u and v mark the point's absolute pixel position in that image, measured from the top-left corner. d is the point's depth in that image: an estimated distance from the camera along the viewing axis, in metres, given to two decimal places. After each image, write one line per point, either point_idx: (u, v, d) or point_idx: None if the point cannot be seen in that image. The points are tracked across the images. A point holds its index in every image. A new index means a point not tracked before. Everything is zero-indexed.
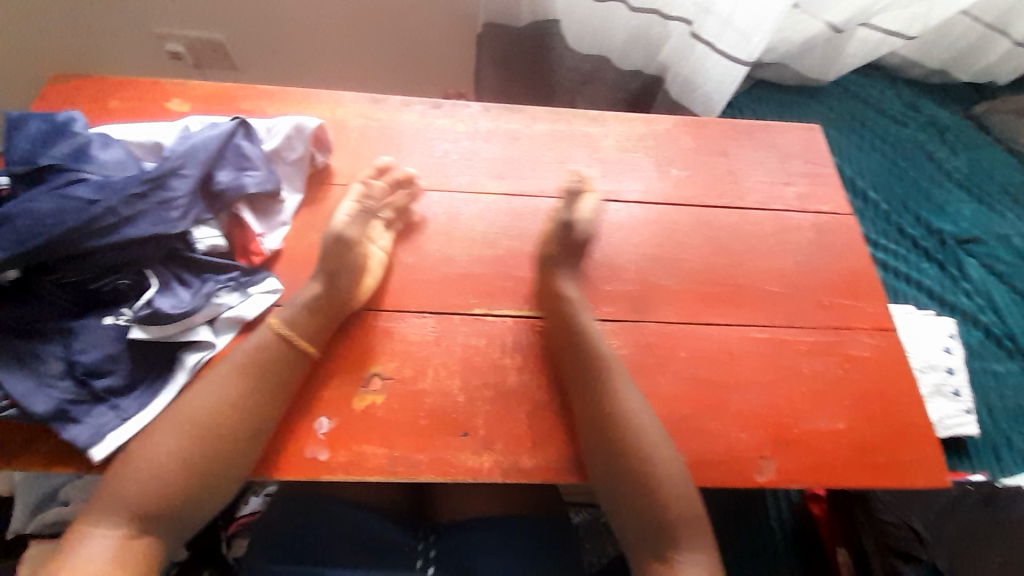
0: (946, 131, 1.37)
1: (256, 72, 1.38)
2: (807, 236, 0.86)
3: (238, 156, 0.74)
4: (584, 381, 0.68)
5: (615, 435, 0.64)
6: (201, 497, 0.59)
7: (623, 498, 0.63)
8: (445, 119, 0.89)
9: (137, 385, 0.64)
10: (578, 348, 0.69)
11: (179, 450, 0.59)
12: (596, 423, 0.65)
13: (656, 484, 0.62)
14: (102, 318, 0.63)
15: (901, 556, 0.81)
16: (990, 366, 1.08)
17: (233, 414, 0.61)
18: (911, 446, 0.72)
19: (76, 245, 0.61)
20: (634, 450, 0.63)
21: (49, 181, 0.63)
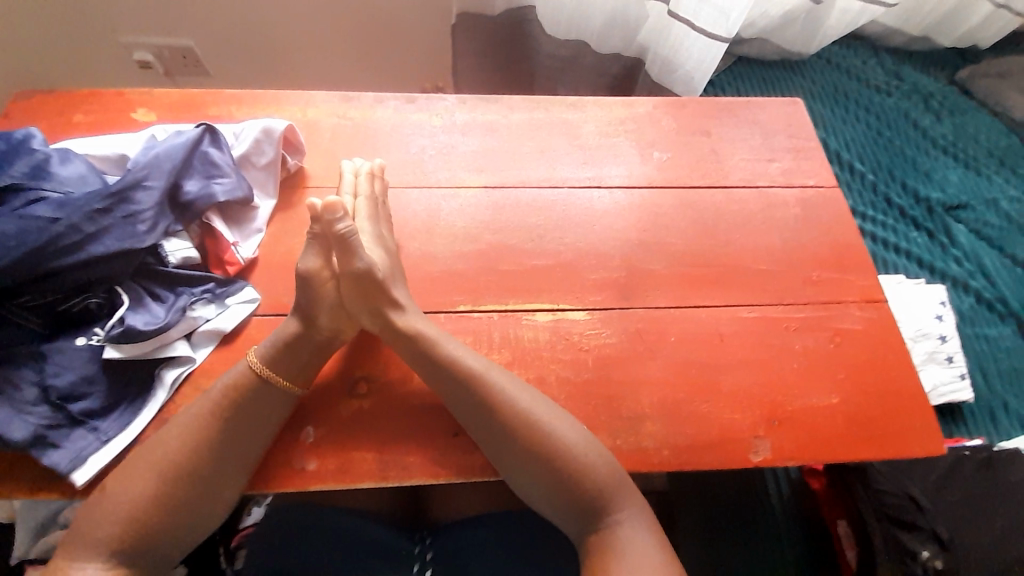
0: (929, 98, 1.36)
1: (230, 77, 1.36)
2: (793, 212, 0.85)
3: (206, 163, 0.72)
4: (476, 399, 0.64)
5: (524, 455, 0.62)
6: (180, 528, 0.59)
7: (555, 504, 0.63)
8: (420, 113, 0.87)
9: (116, 405, 0.63)
10: (446, 374, 0.65)
11: (153, 485, 0.58)
12: (500, 441, 0.63)
13: (589, 486, 0.62)
14: (74, 339, 0.62)
15: (899, 525, 0.81)
16: (982, 331, 1.08)
17: (208, 445, 0.60)
18: (905, 416, 0.72)
19: (40, 266, 0.59)
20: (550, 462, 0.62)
21: (7, 203, 0.61)
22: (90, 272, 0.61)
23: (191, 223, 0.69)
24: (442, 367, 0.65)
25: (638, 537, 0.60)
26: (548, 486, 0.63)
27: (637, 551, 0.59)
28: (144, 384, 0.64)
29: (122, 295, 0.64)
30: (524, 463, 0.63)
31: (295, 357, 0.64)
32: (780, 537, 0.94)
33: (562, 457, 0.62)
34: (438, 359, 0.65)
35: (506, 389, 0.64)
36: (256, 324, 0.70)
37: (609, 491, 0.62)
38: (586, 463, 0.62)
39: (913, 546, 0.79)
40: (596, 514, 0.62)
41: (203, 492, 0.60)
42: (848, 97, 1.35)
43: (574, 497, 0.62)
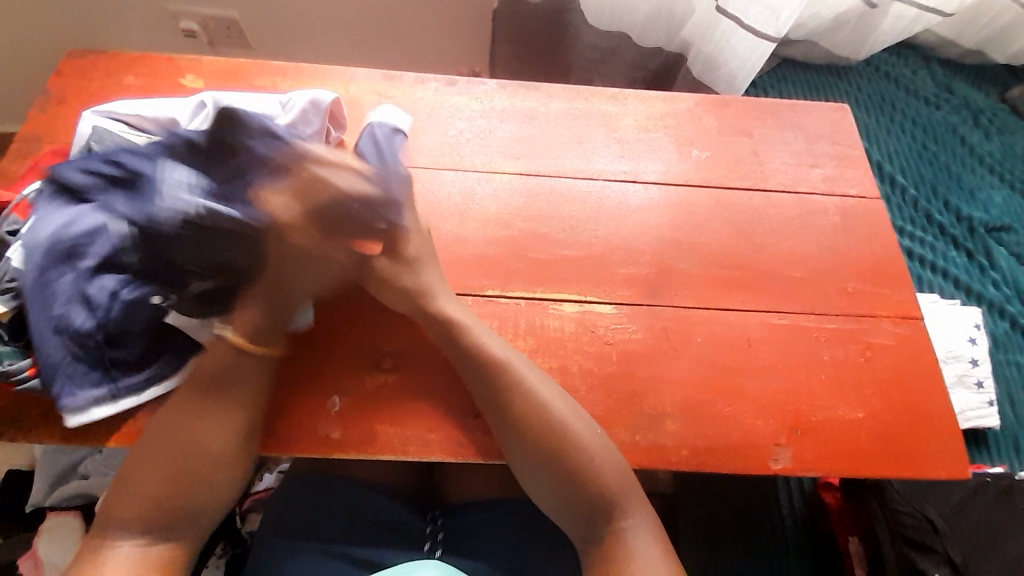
0: (979, 114, 1.31)
1: (269, 49, 1.36)
2: (832, 221, 0.83)
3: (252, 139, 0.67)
4: (494, 385, 0.64)
5: (534, 443, 0.63)
6: (199, 500, 0.59)
7: (562, 498, 0.62)
8: (460, 96, 0.87)
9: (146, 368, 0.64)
10: (467, 355, 0.65)
11: (180, 459, 0.58)
12: (518, 426, 0.63)
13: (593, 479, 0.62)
14: (150, 298, 0.63)
15: (914, 546, 0.80)
16: (1014, 358, 1.05)
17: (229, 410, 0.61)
18: (931, 435, 0.70)
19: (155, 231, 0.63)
20: (559, 454, 0.62)
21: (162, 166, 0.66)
22: (165, 257, 0.64)
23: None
24: (468, 346, 0.66)
25: (645, 542, 0.60)
26: (559, 478, 0.62)
27: (643, 556, 0.58)
28: (179, 346, 0.65)
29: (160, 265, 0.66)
30: (539, 450, 0.63)
31: (268, 328, 0.64)
32: (784, 545, 0.93)
33: (580, 451, 0.62)
34: (471, 339, 0.66)
35: (529, 376, 0.65)
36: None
37: (617, 491, 0.62)
38: (603, 459, 0.63)
39: (926, 567, 0.78)
40: (604, 512, 0.61)
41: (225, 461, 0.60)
42: (895, 106, 1.31)
43: (583, 491, 0.62)
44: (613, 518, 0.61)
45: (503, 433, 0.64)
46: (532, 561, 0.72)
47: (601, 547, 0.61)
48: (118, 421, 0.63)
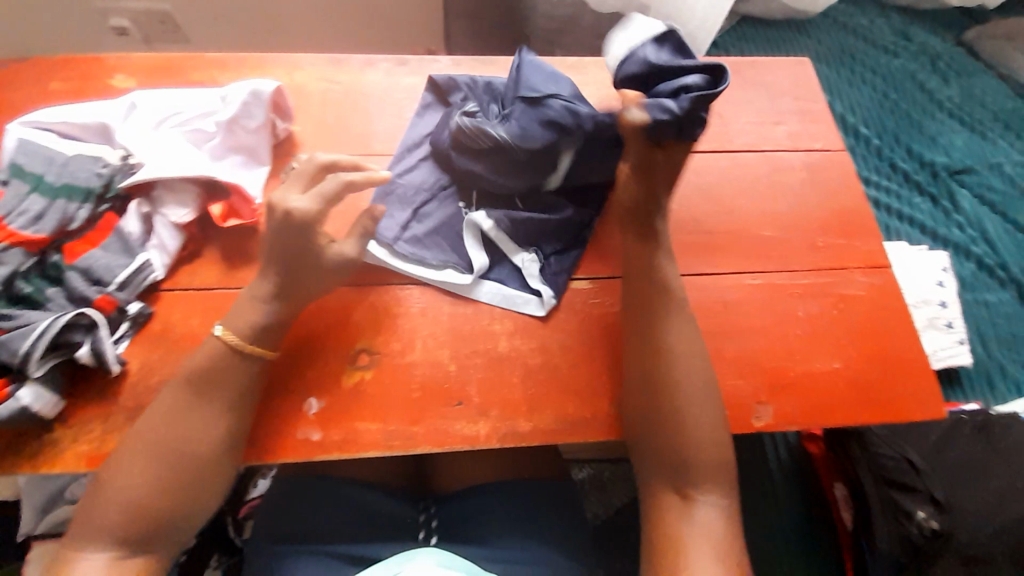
0: (936, 59, 1.32)
1: (212, 42, 1.29)
2: (799, 176, 0.83)
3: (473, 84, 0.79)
4: (652, 318, 0.66)
5: (666, 378, 0.63)
6: (175, 513, 0.56)
7: (653, 442, 0.63)
8: (413, 76, 0.84)
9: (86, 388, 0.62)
10: (652, 291, 0.67)
11: (148, 471, 0.56)
12: (633, 375, 0.65)
13: (689, 436, 0.61)
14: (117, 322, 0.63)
15: (896, 487, 0.83)
16: (982, 296, 1.08)
17: (203, 420, 0.58)
18: (906, 378, 0.72)
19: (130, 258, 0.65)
20: (676, 398, 0.62)
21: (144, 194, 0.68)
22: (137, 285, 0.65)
23: (159, 205, 0.67)
24: (655, 292, 0.67)
25: (709, 517, 0.59)
26: (655, 433, 0.62)
27: (706, 529, 0.58)
28: (144, 364, 0.64)
29: (118, 281, 0.63)
30: (645, 402, 0.63)
31: (272, 329, 0.62)
32: (774, 494, 0.96)
33: (680, 414, 0.62)
34: (648, 286, 0.67)
35: (674, 326, 0.65)
36: (203, 296, 0.67)
37: (706, 463, 0.61)
38: (706, 424, 0.62)
39: (909, 505, 0.81)
40: (681, 476, 0.61)
41: (203, 474, 0.58)
42: (855, 57, 1.31)
43: (672, 451, 0.61)
44: (688, 489, 0.60)
45: (637, 360, 0.65)
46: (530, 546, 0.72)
47: (663, 503, 0.61)
48: (88, 445, 0.60)
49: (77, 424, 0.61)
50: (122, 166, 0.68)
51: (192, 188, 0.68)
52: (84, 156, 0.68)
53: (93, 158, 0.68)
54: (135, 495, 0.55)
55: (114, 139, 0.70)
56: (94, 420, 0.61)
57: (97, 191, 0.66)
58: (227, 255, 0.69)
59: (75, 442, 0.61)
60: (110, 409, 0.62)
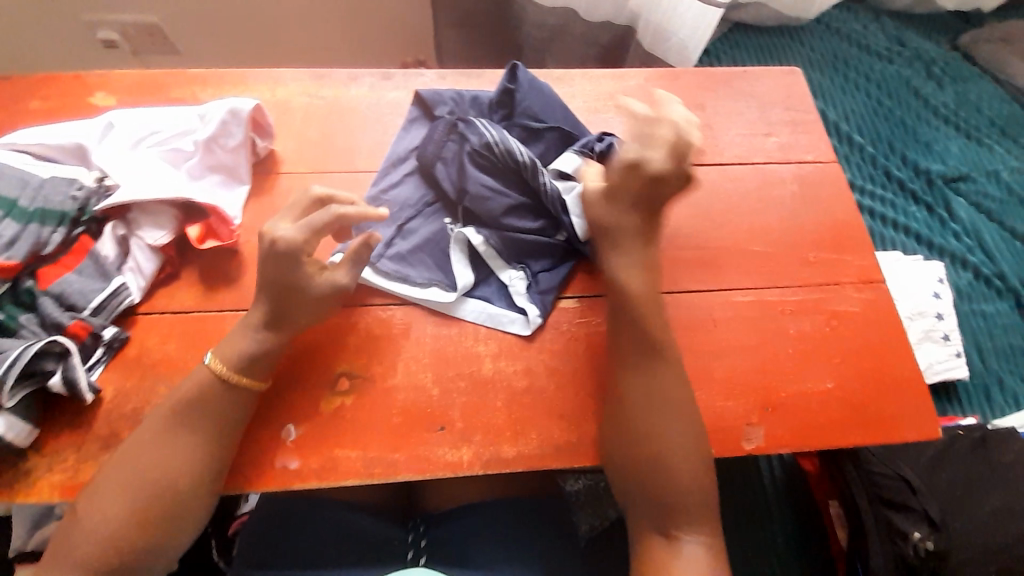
0: (932, 65, 1.31)
1: (202, 54, 1.28)
2: (791, 189, 0.81)
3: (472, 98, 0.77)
4: (641, 363, 0.64)
5: (648, 419, 0.61)
6: (147, 547, 0.54)
7: (637, 479, 0.60)
8: (398, 90, 0.83)
9: (59, 416, 0.61)
10: (642, 336, 0.64)
11: (117, 502, 0.54)
12: (620, 417, 0.62)
13: (671, 476, 0.59)
14: (93, 348, 0.62)
15: (891, 506, 0.81)
16: (978, 307, 1.07)
17: (175, 449, 0.56)
18: (901, 397, 0.70)
19: (106, 282, 0.64)
20: (659, 438, 0.61)
21: (122, 216, 0.67)
22: (114, 309, 0.64)
23: (135, 227, 0.66)
24: (634, 337, 0.64)
25: (695, 558, 0.57)
26: (643, 475, 0.60)
27: (692, 572, 0.56)
28: (121, 390, 0.63)
29: (94, 305, 0.62)
30: (633, 444, 0.61)
31: (260, 356, 0.61)
32: (768, 512, 0.94)
33: (669, 455, 0.60)
34: (634, 328, 0.65)
35: (662, 367, 0.63)
36: (181, 319, 0.66)
37: (691, 505, 0.59)
38: (691, 464, 0.60)
39: (905, 526, 0.79)
40: (666, 516, 0.59)
41: (178, 506, 0.56)
42: (849, 65, 1.30)
43: (659, 492, 0.59)
44: (674, 530, 0.58)
45: (619, 399, 0.63)
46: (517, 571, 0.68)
47: (649, 542, 0.59)
48: (62, 474, 0.59)
49: (51, 453, 0.60)
50: (98, 188, 0.67)
51: (170, 209, 0.67)
52: (59, 177, 0.66)
53: (68, 181, 0.66)
54: (107, 527, 0.53)
55: (90, 160, 0.69)
56: (68, 449, 0.60)
57: (73, 214, 0.64)
58: (205, 277, 0.68)
59: (48, 472, 0.59)
60: (84, 438, 0.60)
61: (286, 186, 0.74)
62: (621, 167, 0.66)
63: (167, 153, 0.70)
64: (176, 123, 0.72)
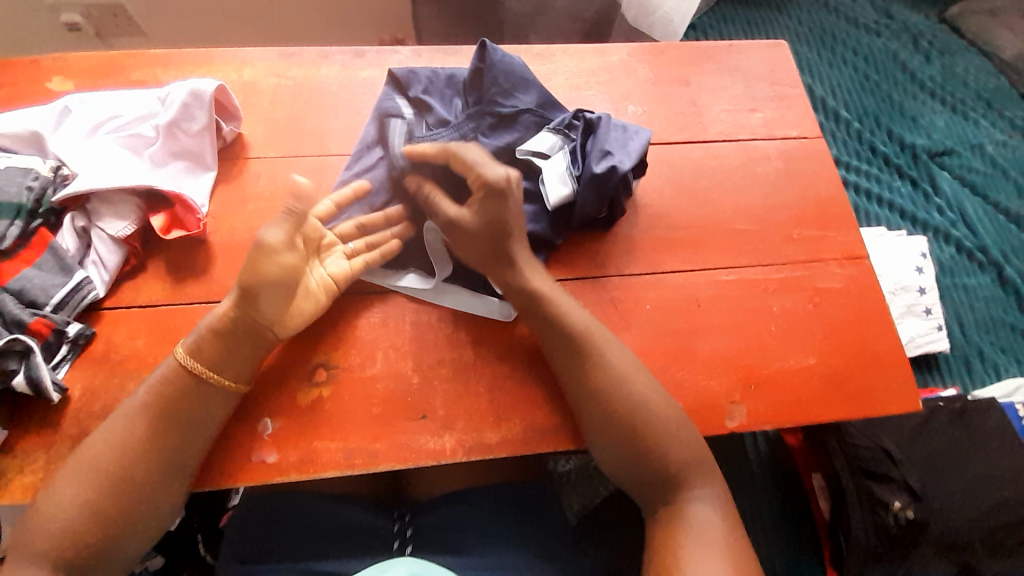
0: (918, 38, 1.29)
1: (169, 34, 1.20)
2: (776, 166, 0.80)
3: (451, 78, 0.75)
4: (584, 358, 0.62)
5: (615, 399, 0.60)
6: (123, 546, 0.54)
7: (629, 453, 0.59)
8: (371, 69, 0.79)
9: (26, 415, 0.59)
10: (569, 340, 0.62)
11: (83, 496, 0.53)
12: (586, 406, 0.61)
13: (659, 442, 0.59)
14: (58, 345, 0.60)
15: (874, 478, 0.82)
16: (961, 280, 1.08)
17: (143, 443, 0.55)
18: (883, 373, 0.70)
19: (67, 276, 0.61)
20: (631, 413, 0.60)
21: (83, 207, 0.64)
22: (77, 304, 0.61)
23: (96, 218, 0.63)
24: (561, 343, 0.62)
25: (708, 512, 0.57)
26: (636, 461, 0.59)
27: (707, 529, 0.56)
28: (90, 388, 0.61)
29: (56, 300, 0.60)
30: (616, 435, 0.60)
31: (233, 351, 0.58)
32: (755, 491, 0.94)
33: (651, 430, 0.59)
34: (562, 333, 0.62)
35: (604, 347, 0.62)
36: (149, 313, 0.64)
37: (689, 471, 0.59)
38: (671, 435, 0.60)
39: (885, 496, 0.81)
40: (667, 483, 0.59)
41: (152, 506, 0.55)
42: (836, 38, 1.28)
43: (646, 468, 0.59)
44: (680, 496, 0.58)
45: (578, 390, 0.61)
46: (507, 554, 0.68)
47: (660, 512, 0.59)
48: (33, 475, 0.57)
49: (19, 454, 0.58)
50: (53, 178, 0.64)
51: (132, 199, 0.64)
52: (13, 167, 0.63)
53: (22, 170, 0.63)
54: (78, 527, 0.52)
55: (47, 148, 0.65)
56: (37, 450, 0.58)
57: (29, 205, 0.61)
58: (174, 268, 0.66)
59: (18, 473, 0.57)
60: (53, 438, 0.59)
61: (255, 171, 0.72)
62: (490, 199, 0.61)
63: (125, 138, 0.66)
64: (136, 107, 0.68)
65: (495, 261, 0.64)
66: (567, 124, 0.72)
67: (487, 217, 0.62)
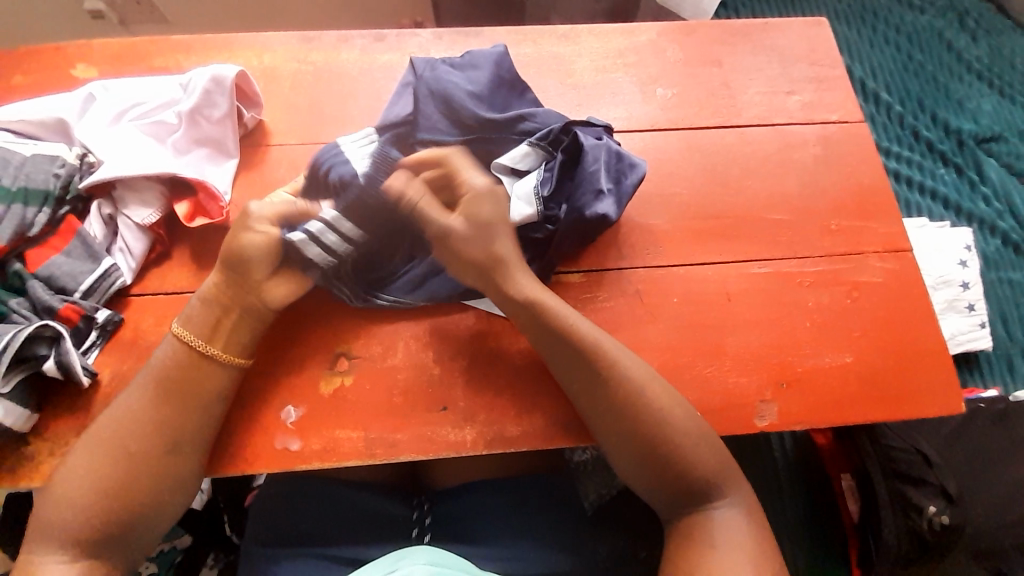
0: (966, 15, 1.21)
1: (189, 19, 1.19)
2: (813, 152, 0.76)
3: (481, 63, 0.69)
4: (607, 370, 0.59)
5: (645, 407, 0.58)
6: (147, 525, 0.55)
7: (657, 465, 0.57)
8: (391, 53, 0.77)
9: (60, 399, 0.60)
10: (587, 352, 0.59)
11: (108, 474, 0.53)
12: (605, 401, 0.59)
13: (688, 450, 0.57)
14: (87, 331, 0.61)
15: (907, 480, 0.79)
16: (1006, 275, 1.02)
17: (165, 425, 0.56)
18: (923, 371, 0.67)
19: (95, 265, 0.61)
20: (661, 420, 0.58)
21: (109, 194, 0.64)
22: (105, 291, 0.62)
23: (121, 206, 0.64)
24: (574, 355, 0.59)
25: (735, 527, 0.55)
26: (659, 474, 0.57)
27: (734, 544, 0.54)
28: (120, 373, 0.61)
29: (84, 288, 0.61)
30: (640, 448, 0.58)
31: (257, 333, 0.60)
32: (778, 487, 0.92)
33: (678, 437, 0.57)
34: (582, 346, 0.59)
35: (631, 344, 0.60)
36: (175, 301, 0.64)
37: (715, 473, 0.57)
38: (697, 435, 0.58)
39: (920, 500, 0.77)
40: (693, 496, 0.57)
41: (176, 488, 0.56)
42: (877, 16, 1.21)
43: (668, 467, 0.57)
44: (702, 500, 0.57)
45: (603, 402, 0.59)
46: (527, 546, 0.68)
47: (683, 525, 0.57)
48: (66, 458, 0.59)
49: (53, 437, 0.59)
50: (80, 165, 0.64)
51: (156, 186, 0.64)
52: (40, 155, 0.63)
53: (49, 158, 0.63)
54: (102, 506, 0.53)
55: (73, 135, 0.66)
56: (69, 433, 0.59)
57: (57, 193, 0.62)
58: (198, 256, 0.66)
59: (53, 455, 0.59)
60: (85, 421, 0.60)
61: (276, 158, 0.71)
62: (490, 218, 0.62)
63: (148, 125, 0.66)
64: (158, 93, 0.68)
65: (487, 268, 0.61)
66: (553, 138, 0.66)
67: (479, 224, 0.61)
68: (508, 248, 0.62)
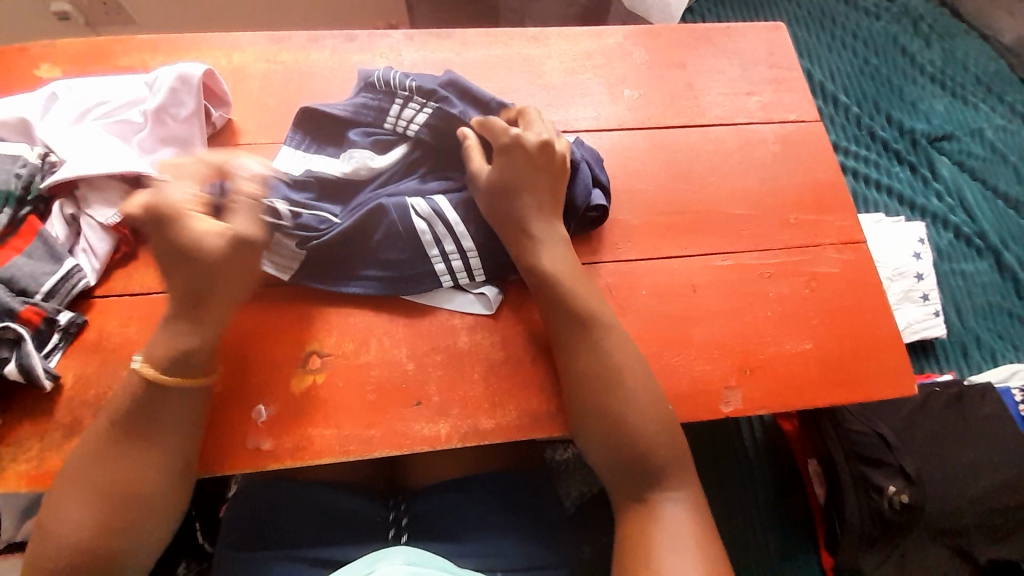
0: (919, 22, 1.27)
1: (158, 20, 1.17)
2: (772, 150, 0.79)
3: (360, 106, 0.69)
4: (575, 357, 0.61)
5: (609, 392, 0.59)
6: (120, 542, 0.52)
7: (613, 446, 0.59)
8: (362, 54, 0.78)
9: (23, 402, 0.59)
10: (573, 320, 0.62)
11: (75, 489, 0.53)
12: (576, 392, 0.61)
13: (650, 436, 0.58)
14: (49, 333, 0.60)
15: (868, 462, 0.84)
16: (959, 266, 1.07)
17: (121, 432, 0.54)
18: (880, 355, 0.70)
19: (56, 267, 0.60)
20: (625, 410, 0.59)
21: (71, 195, 0.64)
22: (66, 292, 0.61)
23: (85, 206, 0.63)
24: (565, 314, 0.62)
25: (677, 517, 0.56)
26: (613, 454, 0.59)
27: (679, 532, 0.54)
28: (86, 375, 0.60)
29: (46, 289, 0.59)
30: (604, 435, 0.59)
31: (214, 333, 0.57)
32: (751, 477, 0.95)
33: (644, 427, 0.59)
34: (568, 315, 0.62)
35: (606, 341, 0.61)
36: (142, 301, 0.64)
37: (667, 463, 0.58)
38: (659, 427, 0.59)
39: (881, 481, 0.82)
40: (641, 477, 0.58)
41: (150, 500, 0.54)
42: (836, 22, 1.26)
43: (636, 458, 0.58)
44: (654, 485, 0.57)
45: (573, 387, 0.61)
46: (504, 541, 0.68)
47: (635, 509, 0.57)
48: (29, 463, 0.57)
49: (15, 442, 0.58)
50: (41, 165, 0.63)
51: (121, 186, 0.63)
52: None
53: (10, 158, 0.62)
54: (76, 516, 0.52)
55: (33, 134, 0.64)
56: (32, 439, 0.58)
57: (17, 193, 0.61)
58: None
59: (16, 460, 0.57)
60: (48, 425, 0.58)
61: (246, 157, 0.71)
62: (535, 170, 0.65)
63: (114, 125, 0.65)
64: (124, 91, 0.67)
65: (511, 217, 0.64)
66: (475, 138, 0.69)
67: (530, 163, 0.64)
68: (541, 196, 0.65)
